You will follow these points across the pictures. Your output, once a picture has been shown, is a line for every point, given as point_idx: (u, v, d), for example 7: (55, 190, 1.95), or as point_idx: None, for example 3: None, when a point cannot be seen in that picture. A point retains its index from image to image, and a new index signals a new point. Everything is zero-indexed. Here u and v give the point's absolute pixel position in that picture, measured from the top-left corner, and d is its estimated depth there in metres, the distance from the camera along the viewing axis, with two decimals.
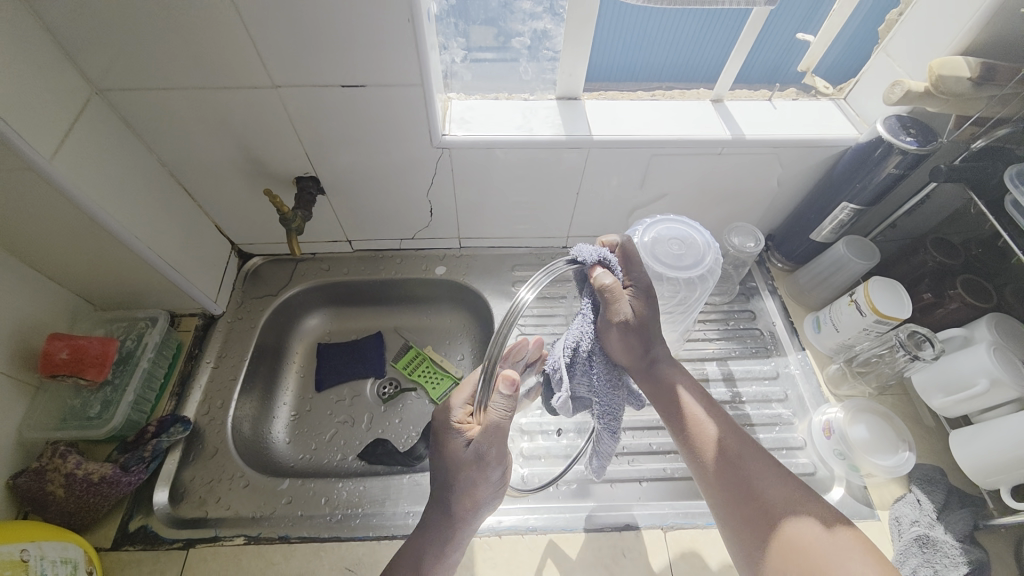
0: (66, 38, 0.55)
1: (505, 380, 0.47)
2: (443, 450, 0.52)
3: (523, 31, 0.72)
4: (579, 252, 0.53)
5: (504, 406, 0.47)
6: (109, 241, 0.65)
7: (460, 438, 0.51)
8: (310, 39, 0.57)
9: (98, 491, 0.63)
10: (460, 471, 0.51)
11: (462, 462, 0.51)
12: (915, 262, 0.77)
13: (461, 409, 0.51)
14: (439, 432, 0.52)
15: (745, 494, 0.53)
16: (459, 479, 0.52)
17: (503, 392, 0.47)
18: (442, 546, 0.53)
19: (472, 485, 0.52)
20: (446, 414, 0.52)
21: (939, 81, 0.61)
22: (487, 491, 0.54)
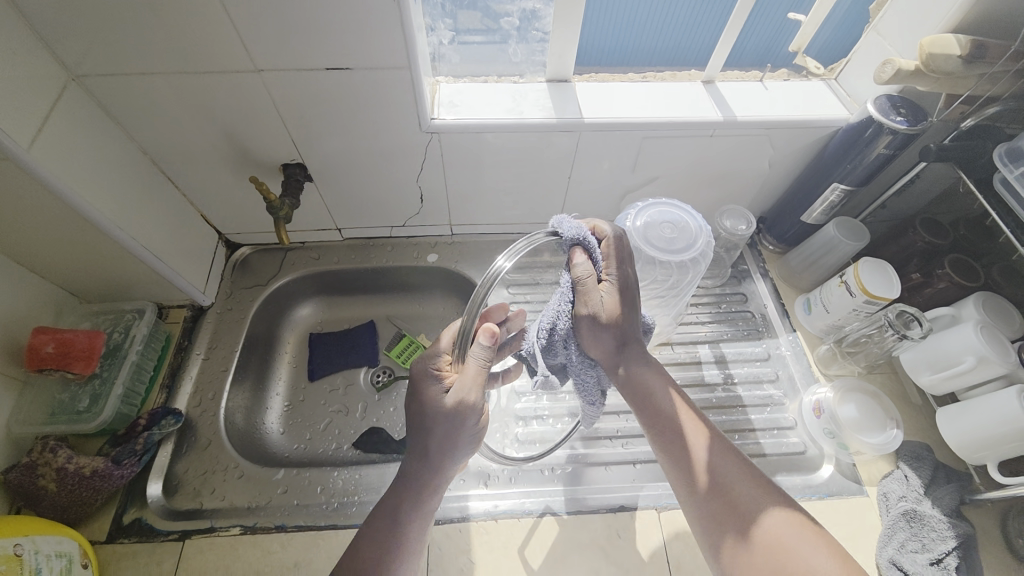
0: (38, 23, 0.53)
1: (487, 331, 0.49)
2: (419, 395, 0.50)
3: (511, 11, 0.71)
4: (558, 224, 0.52)
5: (485, 354, 0.49)
6: (92, 232, 0.63)
7: (438, 385, 0.50)
8: (291, 21, 0.55)
9: (90, 485, 0.63)
10: (437, 415, 0.49)
11: (440, 406, 0.49)
12: (904, 243, 0.78)
13: (442, 357, 0.51)
14: (416, 378, 0.51)
15: (719, 497, 0.50)
16: (435, 426, 0.50)
17: (483, 342, 0.49)
18: (422, 496, 0.51)
19: (449, 437, 0.50)
20: (426, 361, 0.51)
21: (929, 59, 0.61)
22: (464, 444, 0.51)
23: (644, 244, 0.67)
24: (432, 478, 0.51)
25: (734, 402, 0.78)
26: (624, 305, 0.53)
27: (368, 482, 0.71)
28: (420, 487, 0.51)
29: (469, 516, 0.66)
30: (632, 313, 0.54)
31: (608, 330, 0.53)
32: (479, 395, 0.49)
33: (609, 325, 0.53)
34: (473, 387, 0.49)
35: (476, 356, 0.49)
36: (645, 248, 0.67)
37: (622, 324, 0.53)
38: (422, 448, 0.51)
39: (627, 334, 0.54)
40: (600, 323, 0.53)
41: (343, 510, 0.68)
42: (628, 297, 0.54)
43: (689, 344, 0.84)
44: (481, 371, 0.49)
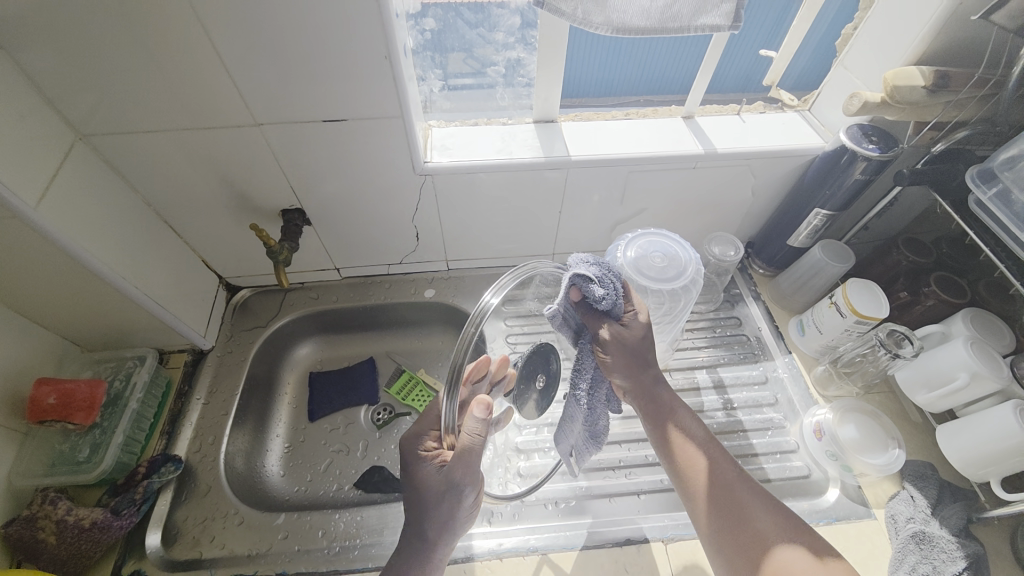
0: (47, 86, 0.56)
1: (478, 405, 0.50)
2: (413, 478, 0.52)
3: (498, 60, 0.75)
4: (575, 258, 0.57)
5: (475, 431, 0.50)
6: (96, 282, 0.65)
7: (429, 466, 0.51)
8: (286, 77, 0.59)
9: (89, 537, 0.62)
10: (433, 499, 0.51)
11: (434, 488, 0.51)
12: (890, 262, 0.80)
13: (428, 436, 0.52)
14: (407, 460, 0.52)
15: (743, 539, 0.54)
16: (432, 505, 0.52)
17: (475, 417, 0.50)
18: (425, 561, 0.53)
19: (448, 511, 0.53)
20: (414, 442, 0.52)
21: (894, 90, 0.64)
22: (461, 512, 0.54)
23: (635, 274, 0.69)
24: (429, 548, 0.53)
25: (735, 428, 0.78)
26: (648, 354, 0.60)
27: (369, 523, 0.70)
28: (427, 543, 0.53)
29: (473, 555, 0.65)
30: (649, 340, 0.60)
31: (621, 360, 0.59)
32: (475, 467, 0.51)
33: (625, 354, 0.58)
34: (466, 464, 0.51)
35: (467, 431, 0.50)
36: (637, 278, 0.68)
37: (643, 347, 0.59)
38: (418, 524, 0.52)
39: (647, 350, 0.59)
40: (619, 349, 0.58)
41: (345, 554, 0.67)
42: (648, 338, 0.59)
43: (687, 369, 0.85)
44: (473, 445, 0.51)
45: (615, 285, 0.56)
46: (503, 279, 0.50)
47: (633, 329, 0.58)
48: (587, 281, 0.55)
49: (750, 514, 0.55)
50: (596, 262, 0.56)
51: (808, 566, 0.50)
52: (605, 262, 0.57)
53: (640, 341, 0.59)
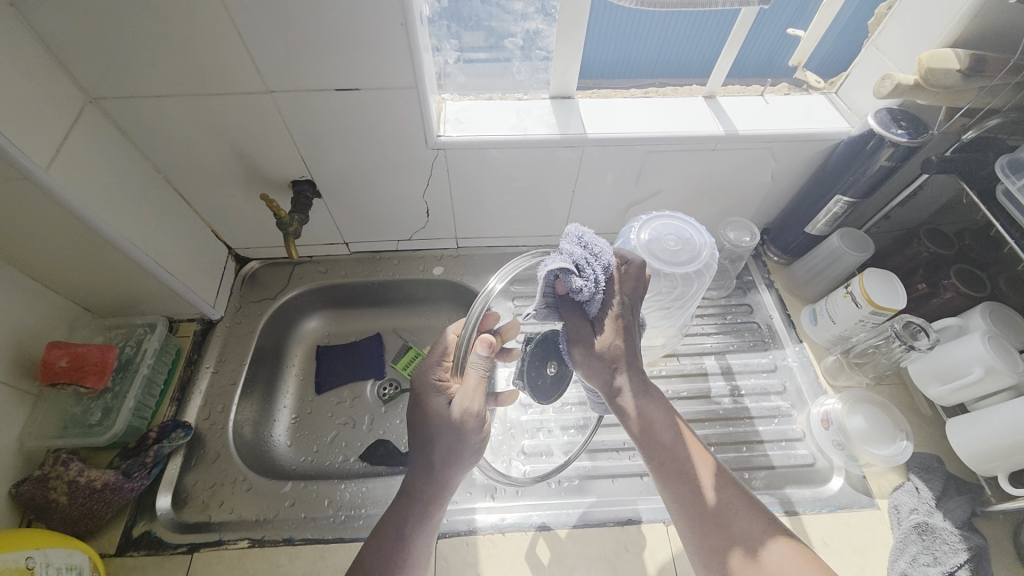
0: (57, 46, 0.55)
1: (482, 342, 0.50)
2: (424, 408, 0.51)
3: (515, 32, 0.73)
4: (568, 232, 0.55)
5: (482, 365, 0.50)
6: (106, 248, 0.65)
7: (440, 399, 0.51)
8: (298, 42, 0.57)
9: (101, 498, 0.64)
10: (442, 428, 0.50)
11: (444, 418, 0.50)
12: (910, 253, 0.78)
13: (440, 367, 0.52)
14: (419, 391, 0.51)
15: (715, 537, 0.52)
16: (440, 438, 0.51)
17: (481, 352, 0.50)
18: (429, 506, 0.52)
19: (456, 447, 0.51)
20: (429, 372, 0.52)
21: (928, 73, 0.61)
22: (468, 451, 0.51)
23: (648, 256, 0.68)
24: (436, 487, 0.52)
25: (741, 414, 0.78)
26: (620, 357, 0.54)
27: (375, 494, 0.71)
28: (424, 500, 0.52)
29: (476, 529, 0.66)
30: (629, 354, 0.55)
31: (588, 364, 0.55)
32: (482, 403, 0.50)
33: (592, 360, 0.55)
34: (475, 397, 0.50)
35: (475, 366, 0.50)
36: (650, 261, 0.67)
37: (613, 357, 0.54)
38: (427, 461, 0.51)
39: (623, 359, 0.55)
40: (593, 355, 0.55)
41: (350, 523, 0.68)
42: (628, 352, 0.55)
43: (695, 355, 0.84)
44: (481, 381, 0.50)
45: (597, 276, 0.53)
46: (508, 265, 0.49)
47: (606, 338, 0.55)
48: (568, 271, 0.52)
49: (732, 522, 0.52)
50: (586, 245, 0.54)
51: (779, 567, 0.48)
52: (599, 251, 0.54)
53: (608, 352, 0.55)
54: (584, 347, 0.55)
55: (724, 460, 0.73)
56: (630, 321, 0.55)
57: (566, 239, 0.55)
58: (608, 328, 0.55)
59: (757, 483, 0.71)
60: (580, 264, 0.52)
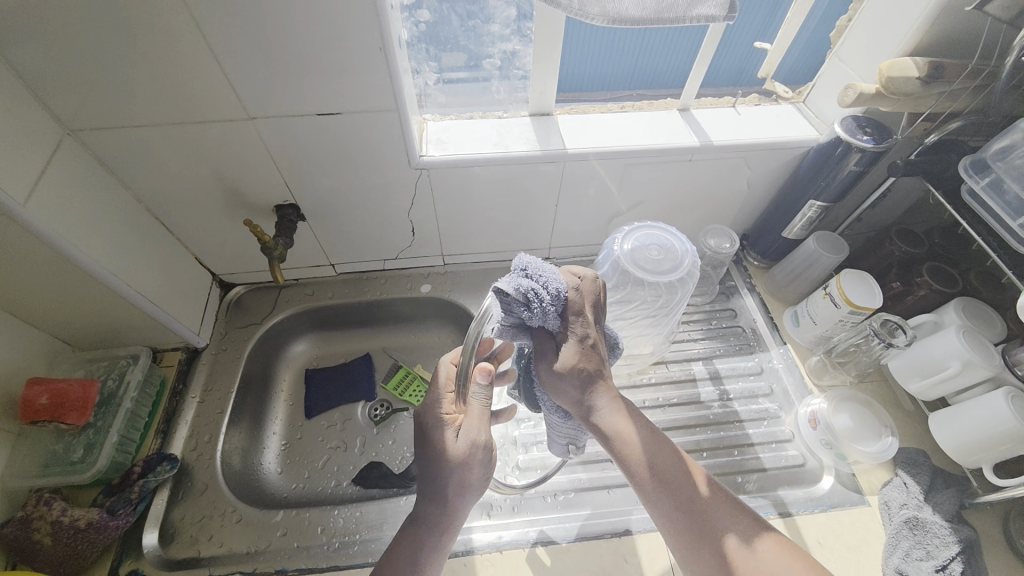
0: (37, 82, 0.55)
1: (482, 371, 0.52)
2: (430, 444, 0.52)
3: (494, 52, 0.75)
4: (520, 261, 0.50)
5: (483, 394, 0.52)
6: (86, 279, 0.64)
7: (446, 431, 0.51)
8: (278, 69, 0.58)
9: (85, 538, 0.62)
10: (450, 462, 0.51)
11: (451, 451, 0.51)
12: (882, 253, 0.80)
13: (445, 400, 0.53)
14: (426, 427, 0.53)
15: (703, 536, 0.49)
16: (448, 471, 0.51)
17: (480, 381, 0.52)
18: (439, 536, 0.51)
19: (463, 477, 0.51)
20: (433, 408, 0.53)
21: (889, 82, 0.64)
22: (478, 481, 0.52)
23: (631, 266, 0.69)
24: (447, 518, 0.51)
25: (731, 418, 0.79)
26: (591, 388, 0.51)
27: (369, 519, 0.70)
28: (437, 528, 0.51)
29: (473, 548, 0.65)
30: (595, 360, 0.51)
31: (571, 376, 0.51)
32: (487, 432, 0.51)
33: (573, 371, 0.50)
34: (480, 427, 0.51)
35: (476, 396, 0.52)
36: (633, 271, 0.69)
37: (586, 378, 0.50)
38: (434, 491, 0.51)
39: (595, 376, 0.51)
40: (561, 374, 0.51)
41: (344, 550, 0.67)
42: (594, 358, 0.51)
43: (683, 361, 0.85)
44: (484, 410, 0.52)
45: (545, 310, 0.47)
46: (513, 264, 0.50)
47: (566, 354, 0.51)
48: (512, 300, 0.46)
49: (714, 518, 0.50)
50: (532, 276, 0.48)
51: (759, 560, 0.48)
52: (551, 280, 0.48)
53: (586, 369, 0.50)
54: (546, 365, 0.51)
55: (717, 465, 0.74)
56: (590, 333, 0.51)
57: (509, 272, 0.49)
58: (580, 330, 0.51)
59: (750, 487, 0.72)
60: (524, 296, 0.47)
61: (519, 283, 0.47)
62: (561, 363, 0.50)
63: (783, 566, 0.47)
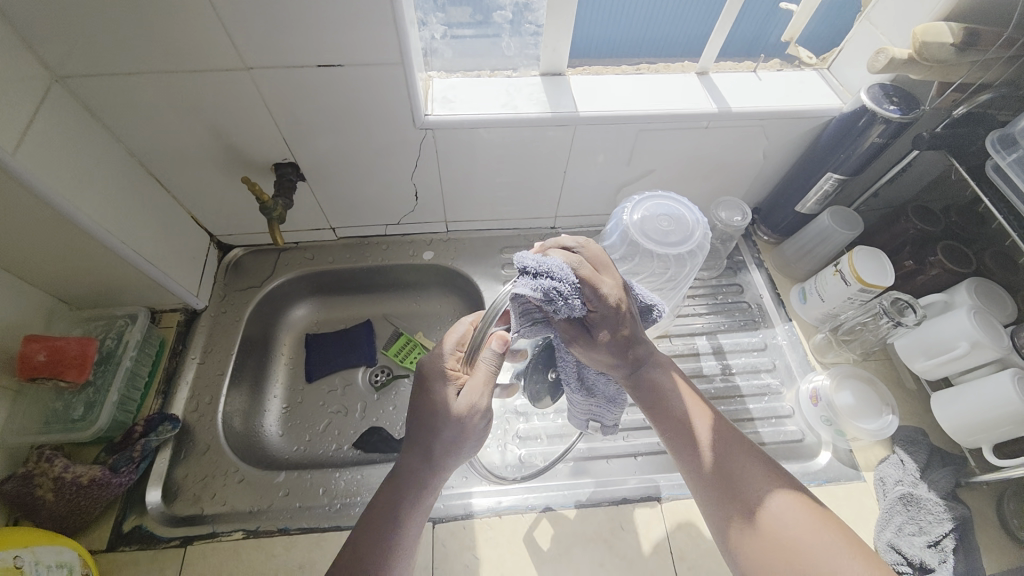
0: (21, 25, 0.51)
1: (498, 338, 0.50)
2: (429, 395, 0.51)
3: (504, 4, 0.70)
4: (520, 263, 0.45)
5: (494, 360, 0.50)
6: (79, 235, 0.61)
7: (446, 387, 0.50)
8: (277, 16, 0.54)
9: (88, 494, 0.62)
10: (445, 419, 0.49)
11: (447, 409, 0.49)
12: (897, 231, 0.79)
13: (451, 356, 0.52)
14: (426, 379, 0.51)
15: (733, 496, 0.49)
16: (442, 427, 0.50)
17: (493, 347, 0.50)
18: (420, 492, 0.50)
19: (458, 437, 0.50)
20: (436, 361, 0.51)
21: (922, 47, 0.61)
22: (469, 443, 0.51)
23: (640, 237, 0.67)
24: (431, 474, 0.50)
25: (732, 393, 0.79)
26: (626, 331, 0.51)
27: (370, 482, 0.70)
28: (422, 481, 0.50)
29: (473, 512, 0.66)
30: (626, 320, 0.51)
31: (607, 345, 0.51)
32: (489, 399, 0.50)
33: (607, 340, 0.51)
34: (482, 391, 0.50)
35: (486, 360, 0.50)
36: (642, 241, 0.67)
37: (626, 340, 0.51)
38: (426, 441, 0.50)
39: (628, 338, 0.51)
40: (599, 346, 0.51)
41: (346, 511, 0.68)
42: (623, 316, 0.50)
43: (686, 335, 0.85)
44: (491, 376, 0.50)
45: (570, 302, 0.46)
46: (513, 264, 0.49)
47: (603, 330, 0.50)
48: (538, 298, 0.44)
49: (745, 480, 0.50)
50: (545, 273, 0.45)
51: (793, 522, 0.47)
52: (558, 266, 0.45)
53: (621, 333, 0.51)
54: (583, 344, 0.51)
55: None
56: (617, 295, 0.50)
57: (518, 274, 0.45)
58: (609, 299, 0.49)
59: None
60: (547, 292, 0.44)
61: (540, 285, 0.44)
62: (595, 338, 0.50)
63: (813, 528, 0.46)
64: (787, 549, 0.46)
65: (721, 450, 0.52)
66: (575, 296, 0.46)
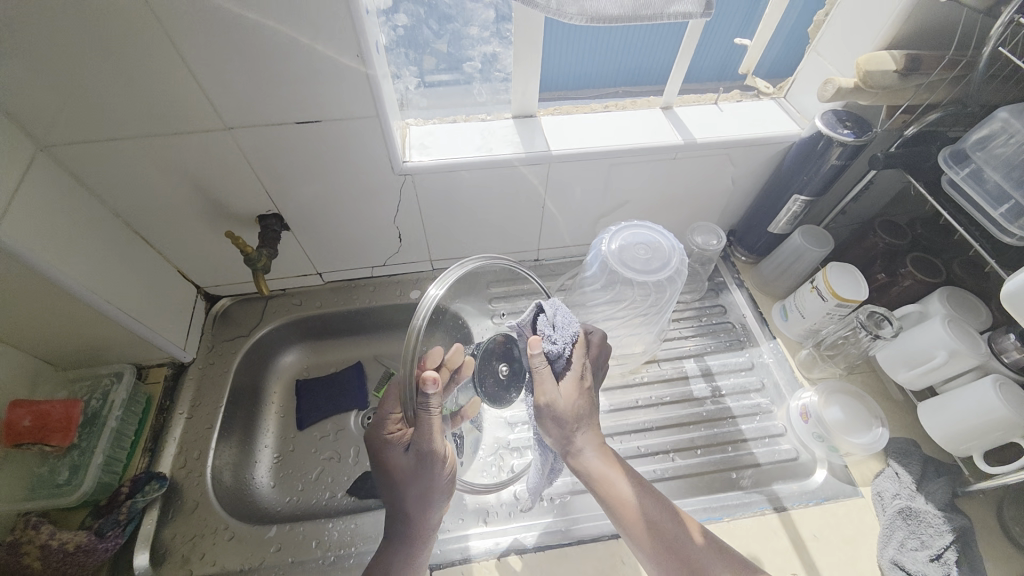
0: (9, 102, 0.54)
1: (429, 381, 0.49)
2: (382, 462, 0.50)
3: (474, 56, 0.74)
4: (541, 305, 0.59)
5: (433, 402, 0.48)
6: (65, 298, 0.62)
7: (397, 449, 0.49)
8: (256, 80, 0.57)
9: (74, 561, 0.61)
10: (407, 477, 0.50)
11: (405, 468, 0.49)
12: (867, 245, 0.81)
13: (392, 418, 0.50)
14: (373, 445, 0.50)
15: None
16: (407, 485, 0.50)
17: (426, 391, 0.48)
18: (408, 547, 0.51)
19: (426, 487, 0.50)
20: (378, 427, 0.50)
21: (867, 76, 0.64)
22: (440, 488, 0.51)
23: (619, 266, 0.69)
24: (415, 530, 0.51)
25: (724, 415, 0.79)
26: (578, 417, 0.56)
27: (364, 530, 0.69)
28: (406, 537, 0.51)
29: (470, 556, 0.65)
30: (583, 410, 0.57)
31: (564, 430, 0.56)
32: (440, 443, 0.49)
33: (565, 426, 0.56)
34: (430, 440, 0.48)
35: (425, 407, 0.49)
36: (621, 270, 0.69)
37: (577, 418, 0.56)
38: (398, 504, 0.50)
39: (582, 416, 0.56)
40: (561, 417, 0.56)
41: (341, 563, 0.66)
42: (586, 396, 0.57)
43: (674, 359, 0.85)
44: (433, 420, 0.48)
45: (562, 344, 0.56)
46: (449, 271, 0.50)
47: (566, 395, 0.56)
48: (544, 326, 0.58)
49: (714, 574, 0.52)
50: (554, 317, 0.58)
51: None
52: (568, 320, 0.59)
53: (581, 416, 0.56)
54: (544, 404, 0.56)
55: (711, 462, 0.74)
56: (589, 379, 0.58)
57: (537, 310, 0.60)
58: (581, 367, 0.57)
59: (745, 482, 0.72)
60: (547, 329, 0.58)
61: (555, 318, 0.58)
62: (559, 402, 0.56)
63: None
64: None
65: (682, 547, 0.53)
66: (557, 335, 0.57)
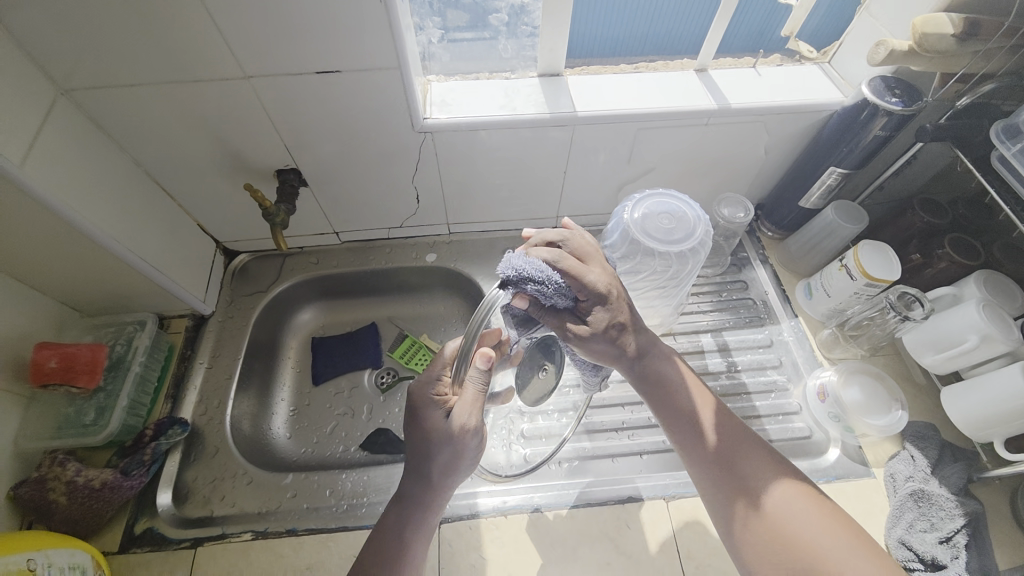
0: (27, 41, 0.53)
1: (482, 355, 0.49)
2: (420, 422, 0.50)
3: (500, 6, 0.70)
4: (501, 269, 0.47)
5: (481, 377, 0.49)
6: (87, 244, 0.63)
7: (438, 411, 0.50)
8: (273, 25, 0.55)
9: (100, 497, 0.63)
10: (440, 443, 0.49)
11: (440, 433, 0.49)
12: (903, 224, 0.78)
13: (439, 381, 0.51)
14: (416, 406, 0.50)
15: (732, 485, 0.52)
16: (437, 451, 0.50)
17: (478, 366, 0.49)
18: (425, 512, 0.51)
19: (454, 458, 0.50)
20: (424, 388, 0.51)
21: (922, 39, 0.60)
22: (466, 462, 0.52)
23: (642, 235, 0.67)
24: (432, 497, 0.51)
25: (739, 390, 0.78)
26: (619, 316, 0.54)
27: (376, 483, 0.71)
28: (423, 509, 0.51)
29: (478, 512, 0.66)
30: (618, 309, 0.54)
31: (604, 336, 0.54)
32: (478, 417, 0.50)
33: (605, 333, 0.54)
34: (472, 411, 0.49)
35: (473, 379, 0.50)
36: (644, 239, 0.66)
37: (621, 322, 0.54)
38: (423, 471, 0.50)
39: (622, 326, 0.54)
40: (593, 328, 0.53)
41: (352, 512, 0.68)
42: (617, 303, 0.54)
43: (691, 333, 0.84)
44: (479, 393, 0.50)
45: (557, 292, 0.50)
46: (512, 266, 0.48)
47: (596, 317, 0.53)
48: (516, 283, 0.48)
49: (746, 467, 0.52)
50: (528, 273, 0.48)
51: (790, 506, 0.49)
52: (538, 268, 0.48)
53: (617, 318, 0.54)
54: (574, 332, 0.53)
55: None
56: (607, 284, 0.53)
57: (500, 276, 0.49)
58: (598, 285, 0.52)
59: None
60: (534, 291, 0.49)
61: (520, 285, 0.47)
62: (586, 328, 0.53)
63: (809, 514, 0.48)
64: (785, 538, 0.48)
65: (722, 437, 0.54)
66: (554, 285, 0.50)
